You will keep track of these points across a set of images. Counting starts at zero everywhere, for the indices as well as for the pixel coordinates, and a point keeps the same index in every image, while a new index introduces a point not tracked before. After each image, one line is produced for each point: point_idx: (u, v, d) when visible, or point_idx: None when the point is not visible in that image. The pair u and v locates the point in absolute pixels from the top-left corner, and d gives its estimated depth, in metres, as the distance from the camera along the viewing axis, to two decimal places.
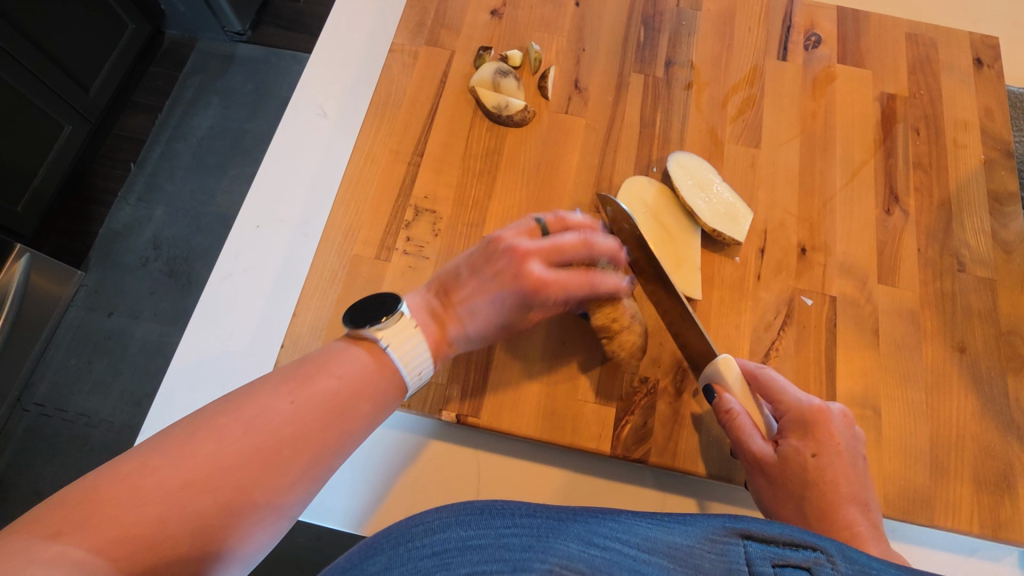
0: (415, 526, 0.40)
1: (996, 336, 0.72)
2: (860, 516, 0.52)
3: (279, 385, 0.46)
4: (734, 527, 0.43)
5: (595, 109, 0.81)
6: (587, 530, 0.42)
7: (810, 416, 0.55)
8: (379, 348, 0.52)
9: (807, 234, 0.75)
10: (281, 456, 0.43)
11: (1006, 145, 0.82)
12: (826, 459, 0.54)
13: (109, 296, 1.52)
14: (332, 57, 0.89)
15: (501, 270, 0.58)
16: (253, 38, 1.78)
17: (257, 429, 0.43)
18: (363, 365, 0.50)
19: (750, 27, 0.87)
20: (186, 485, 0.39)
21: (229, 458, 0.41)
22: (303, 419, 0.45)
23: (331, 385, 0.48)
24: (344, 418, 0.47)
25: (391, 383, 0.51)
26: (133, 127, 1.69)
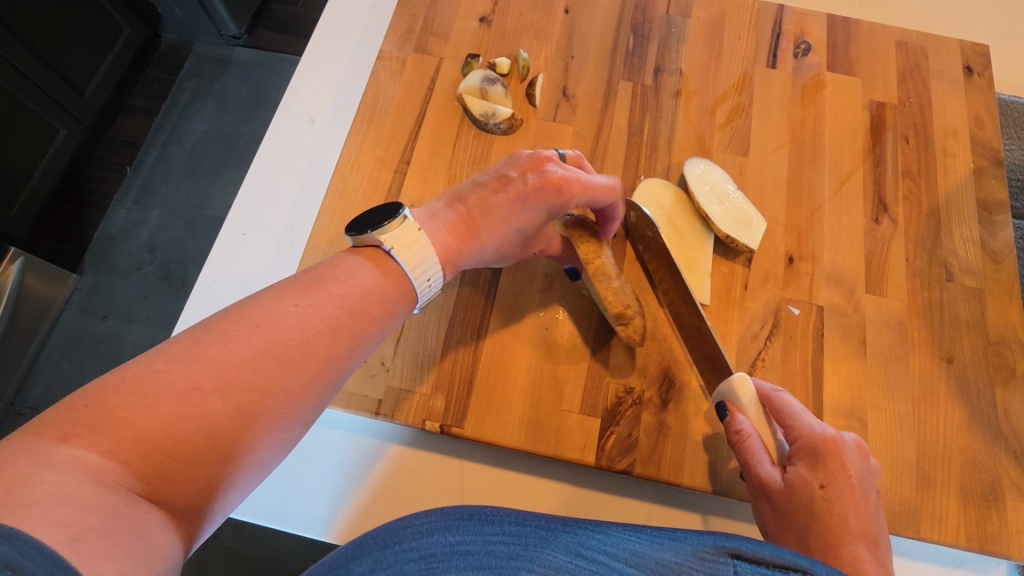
0: (403, 530, 0.40)
1: (984, 346, 0.71)
2: (869, 553, 0.48)
3: (283, 289, 0.45)
4: (723, 546, 0.42)
5: (583, 116, 0.81)
6: (575, 541, 0.42)
7: (823, 442, 0.53)
8: (384, 253, 0.50)
9: (795, 243, 0.75)
10: (292, 354, 0.42)
11: (995, 153, 0.82)
12: (835, 492, 0.51)
13: (102, 299, 1.52)
14: (321, 64, 0.89)
15: (527, 184, 0.60)
16: (249, 42, 1.78)
17: (265, 328, 0.41)
18: (371, 272, 0.49)
19: (740, 35, 0.87)
20: (194, 387, 0.37)
21: (238, 356, 0.39)
22: (313, 320, 0.43)
23: (337, 290, 0.46)
24: (354, 319, 0.46)
25: (400, 289, 0.50)
26: (127, 131, 1.68)
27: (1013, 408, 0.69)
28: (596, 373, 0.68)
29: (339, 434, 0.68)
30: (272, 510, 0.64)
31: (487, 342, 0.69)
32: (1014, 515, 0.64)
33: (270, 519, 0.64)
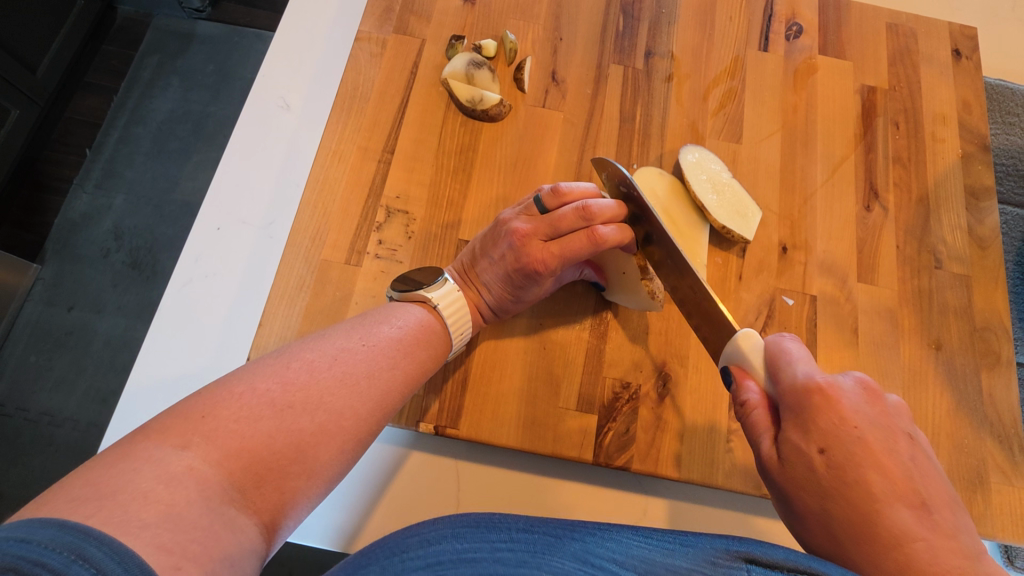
0: (411, 539, 0.43)
1: (971, 332, 0.72)
2: (911, 518, 0.41)
3: (349, 331, 0.52)
4: (736, 551, 0.42)
5: (573, 102, 0.78)
6: (583, 549, 0.43)
7: (810, 392, 0.46)
8: (431, 307, 0.59)
9: (788, 232, 0.74)
10: (363, 384, 0.48)
11: (982, 138, 0.82)
12: (840, 455, 0.44)
13: (68, 289, 1.45)
14: (295, 45, 0.84)
15: (505, 252, 0.62)
16: (213, 16, 1.68)
17: (341, 362, 0.48)
18: (420, 321, 0.57)
19: (731, 16, 0.85)
20: (289, 405, 0.42)
21: (325, 383, 0.45)
22: (375, 356, 0.50)
23: (392, 332, 0.54)
24: (410, 358, 0.53)
25: (440, 333, 0.58)
26: (86, 111, 1.59)
27: (998, 392, 0.70)
28: (593, 369, 0.67)
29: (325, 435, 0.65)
30: None
31: (481, 340, 0.67)
32: (999, 497, 0.66)
33: None
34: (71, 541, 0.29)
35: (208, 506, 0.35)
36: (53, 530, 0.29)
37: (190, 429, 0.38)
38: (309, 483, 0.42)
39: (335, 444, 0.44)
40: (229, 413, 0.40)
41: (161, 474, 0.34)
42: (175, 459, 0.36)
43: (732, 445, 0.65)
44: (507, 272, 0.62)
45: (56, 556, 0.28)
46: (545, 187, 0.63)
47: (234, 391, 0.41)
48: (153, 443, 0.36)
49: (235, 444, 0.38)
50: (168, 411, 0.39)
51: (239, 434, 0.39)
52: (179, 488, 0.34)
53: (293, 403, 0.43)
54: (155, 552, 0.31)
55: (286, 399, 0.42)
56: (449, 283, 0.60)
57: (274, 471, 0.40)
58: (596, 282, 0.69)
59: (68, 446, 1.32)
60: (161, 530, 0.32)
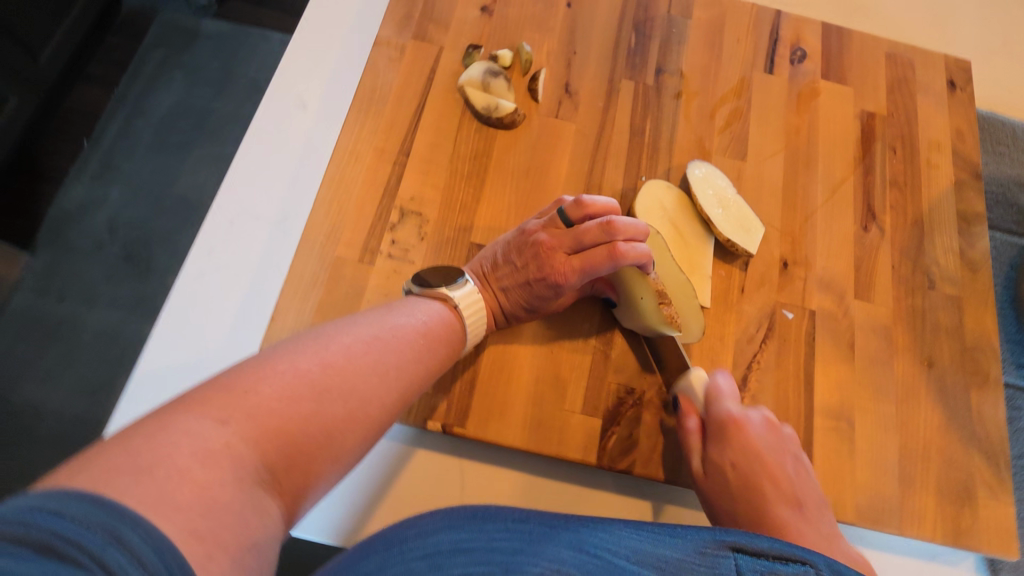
0: (409, 531, 0.49)
1: (961, 351, 0.75)
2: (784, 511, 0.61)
3: (376, 318, 0.54)
4: (724, 541, 0.52)
5: (586, 113, 0.80)
6: (576, 538, 0.50)
7: (729, 423, 0.64)
8: (452, 305, 0.60)
9: (789, 247, 0.77)
10: (392, 374, 0.50)
11: (975, 166, 0.85)
12: (743, 464, 0.63)
13: (60, 280, 1.43)
14: (313, 46, 0.85)
15: (528, 260, 0.66)
16: (221, 14, 1.69)
17: (373, 346, 0.50)
18: (444, 317, 0.59)
19: (739, 39, 0.88)
20: (326, 389, 0.44)
21: (359, 368, 0.47)
22: (404, 348, 0.53)
23: (413, 323, 0.56)
24: (432, 352, 0.55)
25: (459, 331, 0.60)
26: (88, 102, 1.59)
27: (986, 410, 0.73)
28: (599, 375, 0.68)
29: None
30: None
31: (490, 343, 0.69)
32: (985, 511, 0.68)
33: None
34: (105, 520, 0.30)
35: (245, 495, 0.36)
36: (85, 504, 0.30)
37: (230, 404, 0.39)
38: (331, 465, 0.44)
39: (353, 432, 0.45)
40: (269, 393, 0.41)
41: (200, 451, 0.35)
42: (212, 435, 0.37)
43: None
44: (527, 279, 0.66)
45: (91, 537, 0.29)
46: (570, 200, 0.67)
47: (260, 372, 0.42)
48: (189, 416, 0.37)
49: (274, 424, 0.40)
50: (205, 385, 0.40)
51: (279, 413, 0.40)
52: (217, 466, 0.35)
53: (327, 389, 0.44)
54: (186, 536, 0.32)
55: (324, 381, 0.44)
56: (471, 284, 0.62)
57: (300, 453, 0.41)
58: (609, 298, 0.71)
59: (51, 441, 1.30)
60: (195, 515, 0.33)
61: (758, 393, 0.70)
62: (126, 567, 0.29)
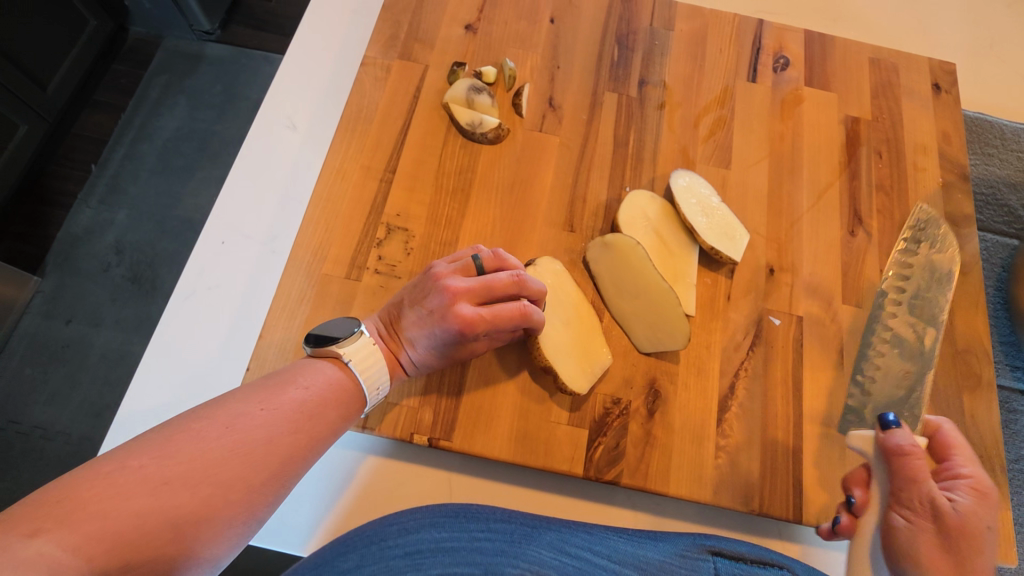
0: (391, 527, 0.49)
1: (953, 354, 0.74)
2: (901, 516, 0.56)
3: (249, 395, 0.52)
4: (704, 545, 0.55)
5: (569, 126, 0.81)
6: (558, 539, 0.52)
7: (978, 484, 0.57)
8: (344, 363, 0.58)
9: (775, 254, 0.77)
10: (258, 452, 0.48)
11: (963, 168, 0.85)
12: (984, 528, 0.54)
13: (68, 302, 1.46)
14: (303, 68, 0.87)
15: (434, 308, 0.62)
16: (223, 38, 1.73)
17: (234, 430, 0.48)
18: (328, 379, 0.57)
19: (721, 49, 0.89)
20: (165, 481, 0.43)
21: (213, 454, 0.46)
22: (273, 422, 0.50)
23: (299, 396, 0.53)
24: (312, 423, 0.53)
25: (353, 394, 0.58)
26: (95, 127, 1.63)
27: (980, 414, 0.72)
28: (584, 385, 0.69)
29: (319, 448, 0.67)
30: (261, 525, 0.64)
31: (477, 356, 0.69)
32: None
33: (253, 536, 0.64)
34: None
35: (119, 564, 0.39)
36: None
37: (44, 514, 0.38)
38: None
39: None
40: (93, 493, 0.40)
41: (52, 563, 0.36)
42: (23, 547, 0.36)
43: (719, 462, 0.67)
44: (432, 327, 0.61)
45: None
46: (487, 250, 0.65)
47: (104, 470, 0.42)
48: (103, 481, 0.41)
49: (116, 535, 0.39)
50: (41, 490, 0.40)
51: (104, 515, 0.40)
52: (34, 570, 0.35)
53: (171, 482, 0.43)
54: None
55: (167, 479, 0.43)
56: (365, 336, 0.60)
57: None
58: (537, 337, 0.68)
59: (61, 460, 1.32)
60: None
61: (746, 400, 0.69)
62: None
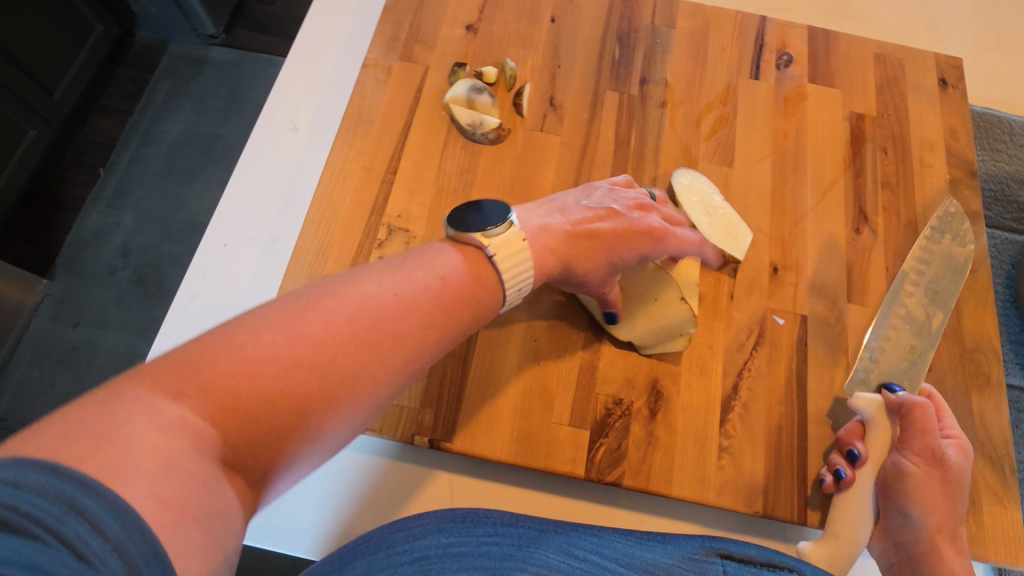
0: (398, 533, 0.50)
1: (961, 353, 0.73)
2: (909, 460, 0.63)
3: (381, 276, 0.47)
4: (713, 547, 0.55)
5: (570, 126, 0.81)
6: (565, 542, 0.52)
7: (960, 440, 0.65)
8: (486, 256, 0.53)
9: (779, 253, 0.76)
10: (383, 344, 0.44)
11: (970, 164, 0.84)
12: (963, 475, 0.63)
13: (75, 305, 1.48)
14: (303, 71, 0.88)
15: (599, 203, 0.65)
16: (227, 41, 1.74)
17: (362, 312, 0.44)
18: (461, 269, 0.52)
19: (723, 46, 0.88)
20: (295, 363, 0.39)
21: (330, 337, 0.41)
22: (410, 311, 0.46)
23: (421, 280, 0.49)
24: (444, 312, 0.49)
25: (492, 291, 0.53)
26: (102, 131, 1.64)
27: (988, 414, 0.71)
28: (586, 386, 0.68)
29: None
30: (264, 527, 0.64)
31: (478, 356, 0.69)
32: (990, 519, 0.66)
33: (255, 538, 0.64)
34: (63, 491, 0.30)
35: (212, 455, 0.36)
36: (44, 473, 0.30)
37: (179, 378, 0.37)
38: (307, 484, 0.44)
39: None
40: (227, 365, 0.38)
41: (169, 441, 0.34)
42: (164, 407, 0.35)
43: (723, 463, 0.66)
44: (589, 217, 0.62)
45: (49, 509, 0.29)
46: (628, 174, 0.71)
47: (237, 341, 0.39)
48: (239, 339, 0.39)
49: (230, 403, 0.37)
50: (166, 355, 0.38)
51: (233, 390, 0.37)
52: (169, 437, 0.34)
53: (298, 361, 0.39)
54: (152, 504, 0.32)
55: (292, 355, 0.39)
56: (513, 232, 0.55)
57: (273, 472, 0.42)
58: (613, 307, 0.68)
59: None
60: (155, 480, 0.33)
61: (749, 401, 0.69)
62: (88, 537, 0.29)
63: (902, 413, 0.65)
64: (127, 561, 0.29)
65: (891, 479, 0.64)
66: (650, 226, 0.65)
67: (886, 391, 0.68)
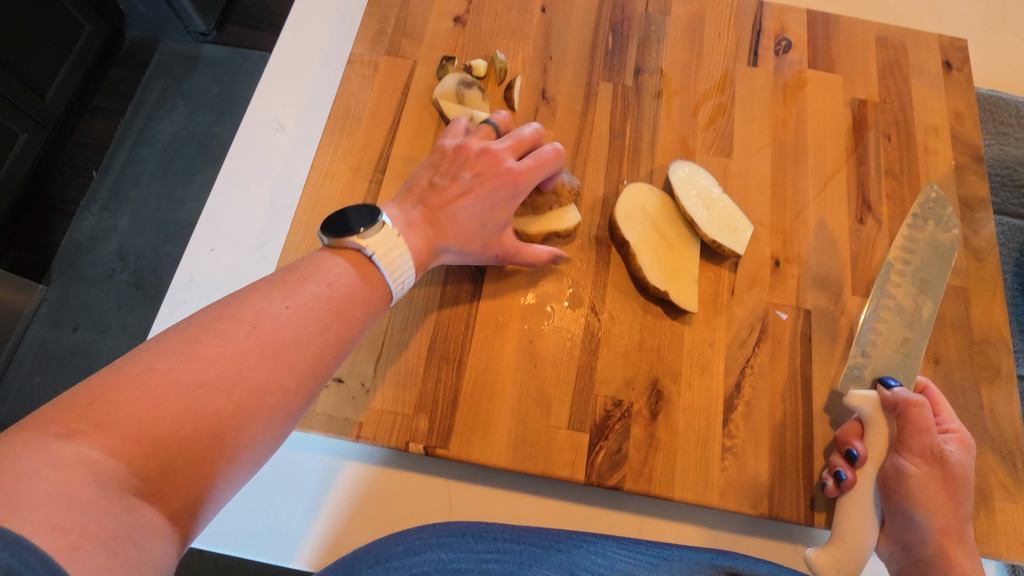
0: (397, 547, 0.50)
1: (969, 345, 0.71)
2: (910, 461, 0.60)
3: (271, 291, 0.46)
4: (721, 566, 0.53)
5: (563, 119, 0.79)
6: (569, 560, 0.51)
7: (960, 434, 0.62)
8: (366, 257, 0.52)
9: (780, 246, 0.74)
10: (288, 352, 0.44)
11: (976, 148, 0.82)
12: (966, 473, 0.61)
13: (74, 309, 1.46)
14: (289, 69, 0.85)
15: (472, 165, 0.64)
16: (219, 39, 1.72)
17: (260, 329, 0.43)
18: (352, 276, 0.51)
19: (720, 33, 0.85)
20: (200, 384, 0.39)
21: (239, 354, 0.41)
22: (303, 321, 0.46)
23: (324, 291, 0.48)
24: (342, 318, 0.48)
25: (379, 291, 0.52)
26: (94, 133, 1.62)
27: (999, 407, 0.69)
28: (585, 387, 0.66)
29: (317, 459, 0.66)
30: (260, 539, 0.63)
31: (472, 359, 0.67)
32: (1002, 515, 0.64)
33: (248, 551, 0.63)
34: None
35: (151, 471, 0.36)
36: None
37: (77, 416, 0.35)
38: None
39: None
40: (123, 397, 0.36)
41: (90, 466, 0.34)
42: (58, 447, 0.34)
43: (726, 463, 0.64)
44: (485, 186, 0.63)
45: None
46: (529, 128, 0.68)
47: (131, 371, 0.38)
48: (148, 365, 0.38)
49: (151, 444, 0.36)
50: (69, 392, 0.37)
51: (134, 421, 0.36)
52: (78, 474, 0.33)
53: (202, 384, 0.39)
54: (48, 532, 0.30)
55: (199, 373, 0.39)
56: (387, 228, 0.54)
57: None
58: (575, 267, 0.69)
59: None
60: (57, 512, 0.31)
61: (752, 399, 0.67)
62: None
63: (899, 411, 0.62)
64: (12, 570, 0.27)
65: (892, 482, 0.61)
66: (513, 150, 0.66)
67: (881, 386, 0.64)
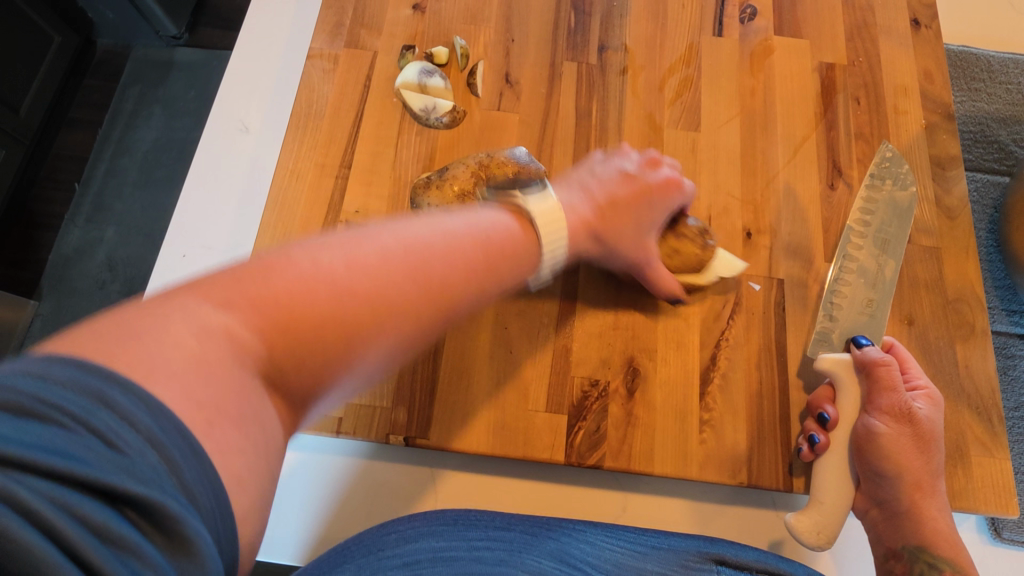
0: (390, 536, 0.51)
1: (943, 304, 0.71)
2: (879, 420, 0.61)
3: (353, 241, 0.41)
4: (710, 554, 0.54)
5: (528, 102, 0.78)
6: (559, 548, 0.52)
7: (925, 389, 0.63)
8: (527, 217, 0.52)
9: (751, 217, 0.74)
10: (334, 301, 0.37)
11: (947, 106, 0.81)
12: (935, 427, 0.61)
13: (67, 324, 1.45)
14: (250, 68, 0.84)
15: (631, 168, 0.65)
16: (191, 41, 1.67)
17: (319, 280, 0.37)
18: (431, 227, 0.44)
19: (684, 4, 0.84)
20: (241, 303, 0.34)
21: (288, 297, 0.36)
22: (366, 278, 0.38)
23: (404, 239, 0.42)
24: (413, 268, 0.41)
25: (453, 243, 0.44)
26: (72, 145, 1.61)
27: (974, 364, 0.69)
28: (561, 369, 0.67)
29: (302, 458, 0.66)
30: None
31: (448, 349, 0.67)
32: (979, 470, 0.65)
33: None
34: (92, 384, 0.28)
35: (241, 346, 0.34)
36: (69, 367, 0.28)
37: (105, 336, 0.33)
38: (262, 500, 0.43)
39: None
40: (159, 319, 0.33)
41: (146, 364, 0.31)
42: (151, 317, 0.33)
43: (704, 436, 0.65)
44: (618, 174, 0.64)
45: (74, 400, 0.27)
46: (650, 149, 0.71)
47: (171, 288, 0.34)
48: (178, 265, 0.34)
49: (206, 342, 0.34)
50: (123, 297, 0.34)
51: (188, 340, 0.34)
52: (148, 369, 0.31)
53: (350, 293, 0.37)
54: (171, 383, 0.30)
55: (348, 280, 0.37)
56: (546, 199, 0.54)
57: None
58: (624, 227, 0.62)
59: None
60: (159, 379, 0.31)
61: (728, 371, 0.67)
62: (119, 429, 0.27)
63: (867, 372, 0.62)
64: (164, 452, 0.28)
65: (863, 442, 0.61)
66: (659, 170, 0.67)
67: (853, 346, 0.64)
